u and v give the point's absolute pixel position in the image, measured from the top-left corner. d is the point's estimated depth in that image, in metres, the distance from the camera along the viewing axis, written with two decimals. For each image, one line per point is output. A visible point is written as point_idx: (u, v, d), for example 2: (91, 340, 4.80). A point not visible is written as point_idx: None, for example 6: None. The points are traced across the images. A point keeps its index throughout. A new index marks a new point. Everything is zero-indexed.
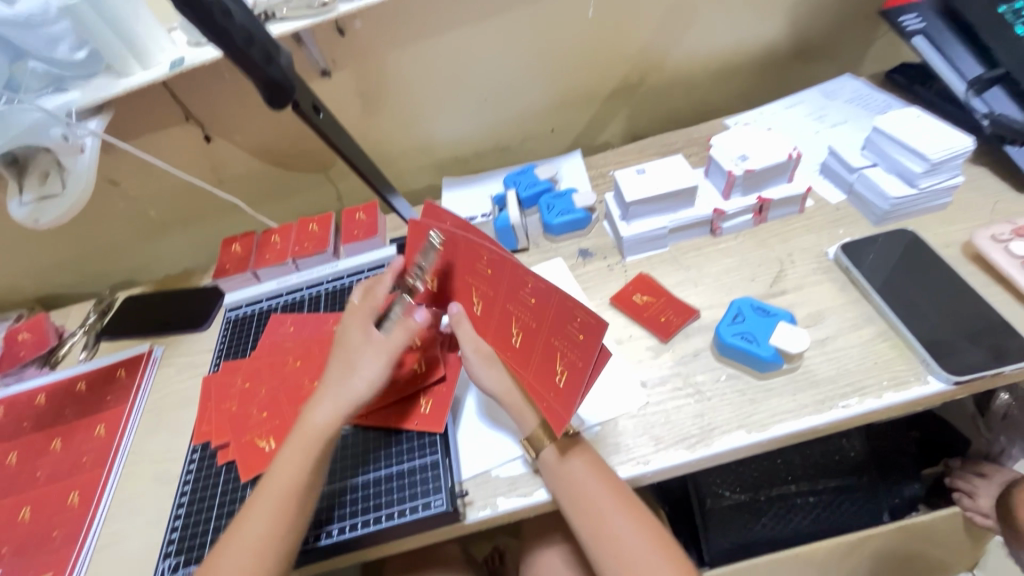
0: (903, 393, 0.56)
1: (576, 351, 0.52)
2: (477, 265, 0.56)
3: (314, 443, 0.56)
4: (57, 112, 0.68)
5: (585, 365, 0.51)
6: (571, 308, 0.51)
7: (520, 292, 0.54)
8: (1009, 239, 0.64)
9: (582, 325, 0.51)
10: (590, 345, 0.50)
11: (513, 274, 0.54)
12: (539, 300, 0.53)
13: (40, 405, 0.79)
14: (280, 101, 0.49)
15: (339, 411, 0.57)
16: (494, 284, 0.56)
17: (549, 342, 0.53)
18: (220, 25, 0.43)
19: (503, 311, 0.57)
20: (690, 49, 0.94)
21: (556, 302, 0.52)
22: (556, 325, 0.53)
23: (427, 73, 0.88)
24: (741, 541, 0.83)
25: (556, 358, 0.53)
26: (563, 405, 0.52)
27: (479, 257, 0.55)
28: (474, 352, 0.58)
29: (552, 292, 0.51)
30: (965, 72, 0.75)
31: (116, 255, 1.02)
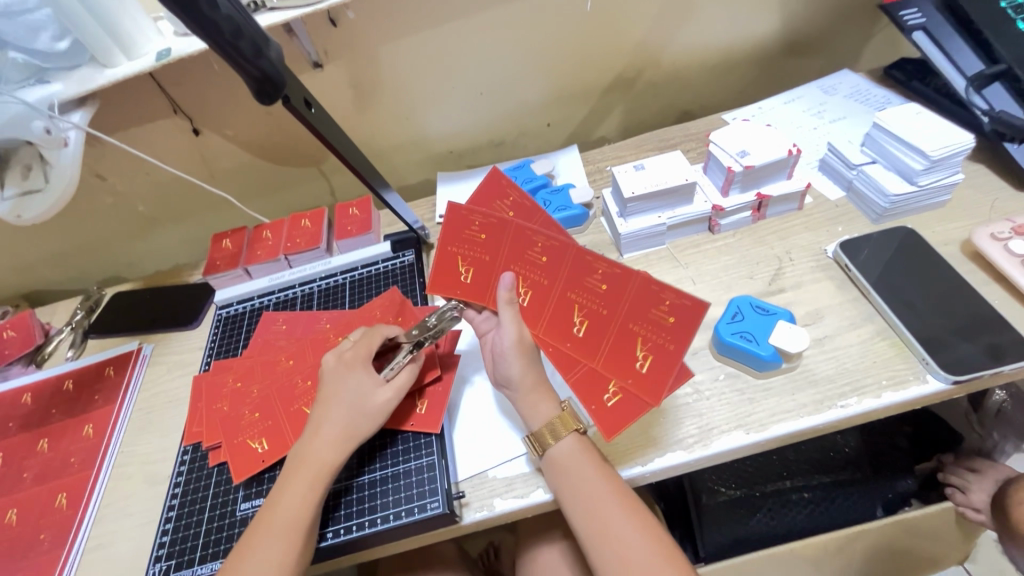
0: (902, 393, 0.56)
1: (665, 334, 0.53)
2: (529, 252, 0.56)
3: (322, 474, 0.54)
4: (39, 105, 0.65)
5: (675, 346, 0.53)
6: (656, 292, 0.52)
7: (588, 277, 0.54)
8: (1008, 237, 0.63)
9: (671, 308, 0.52)
10: (683, 327, 0.52)
11: (576, 259, 0.54)
12: (610, 285, 0.54)
13: (26, 404, 0.77)
14: (271, 95, 0.46)
15: (346, 448, 0.56)
16: (551, 272, 0.56)
17: (624, 328, 0.54)
18: (207, 16, 0.40)
19: (562, 299, 0.56)
20: (688, 43, 0.93)
21: (634, 287, 0.53)
22: (636, 309, 0.53)
23: (422, 65, 0.86)
24: (735, 536, 0.84)
25: (636, 341, 0.54)
26: (649, 391, 0.54)
27: (533, 242, 0.55)
28: (513, 343, 0.56)
29: (631, 275, 0.53)
30: (965, 68, 0.74)
31: (104, 250, 1.00)
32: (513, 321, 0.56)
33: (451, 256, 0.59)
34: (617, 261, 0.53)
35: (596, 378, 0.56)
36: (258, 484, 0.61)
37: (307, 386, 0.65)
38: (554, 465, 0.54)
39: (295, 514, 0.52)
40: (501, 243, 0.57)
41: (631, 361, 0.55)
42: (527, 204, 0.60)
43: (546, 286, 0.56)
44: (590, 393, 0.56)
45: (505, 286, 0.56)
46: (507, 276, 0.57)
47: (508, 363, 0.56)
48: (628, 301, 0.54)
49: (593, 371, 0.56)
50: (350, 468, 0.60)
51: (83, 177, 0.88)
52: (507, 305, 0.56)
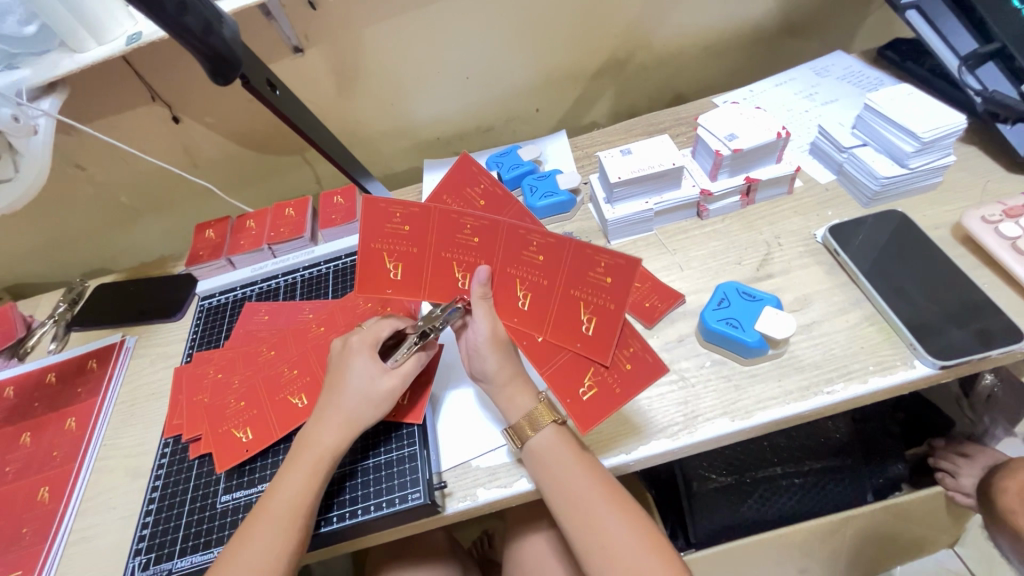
0: (890, 377, 0.56)
1: (605, 296, 0.52)
2: (459, 236, 0.54)
3: (322, 459, 0.54)
4: (7, 92, 0.64)
5: (615, 305, 0.52)
6: (589, 255, 0.50)
7: (524, 251, 0.53)
8: (999, 220, 0.62)
9: (608, 268, 0.50)
10: (620, 287, 0.51)
11: (509, 235, 0.52)
12: (547, 255, 0.52)
13: (8, 398, 0.76)
14: (226, 75, 0.44)
15: (349, 431, 0.55)
16: (486, 251, 0.54)
17: (567, 299, 0.53)
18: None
19: (503, 276, 0.55)
20: (679, 24, 0.91)
21: (568, 252, 0.51)
22: (575, 276, 0.52)
23: (405, 50, 0.84)
24: (727, 523, 0.83)
25: (579, 307, 0.53)
26: (623, 381, 0.54)
27: (461, 224, 0.53)
28: (487, 340, 0.55)
29: (565, 244, 0.51)
30: (959, 47, 0.73)
31: (88, 241, 0.98)
32: (488, 317, 0.55)
33: (376, 253, 0.56)
34: (548, 230, 0.51)
35: (568, 368, 0.55)
36: (239, 476, 0.60)
37: (293, 376, 0.64)
38: (534, 458, 0.53)
39: (294, 499, 0.52)
40: (428, 231, 0.54)
41: (586, 340, 0.54)
42: (497, 189, 0.57)
43: (486, 267, 0.55)
44: (564, 387, 0.55)
45: (479, 282, 0.55)
46: (481, 270, 0.54)
47: (484, 359, 0.55)
48: (568, 270, 0.52)
49: (566, 361, 0.55)
50: (350, 455, 0.59)
51: (61, 167, 0.86)
52: (480, 301, 0.55)
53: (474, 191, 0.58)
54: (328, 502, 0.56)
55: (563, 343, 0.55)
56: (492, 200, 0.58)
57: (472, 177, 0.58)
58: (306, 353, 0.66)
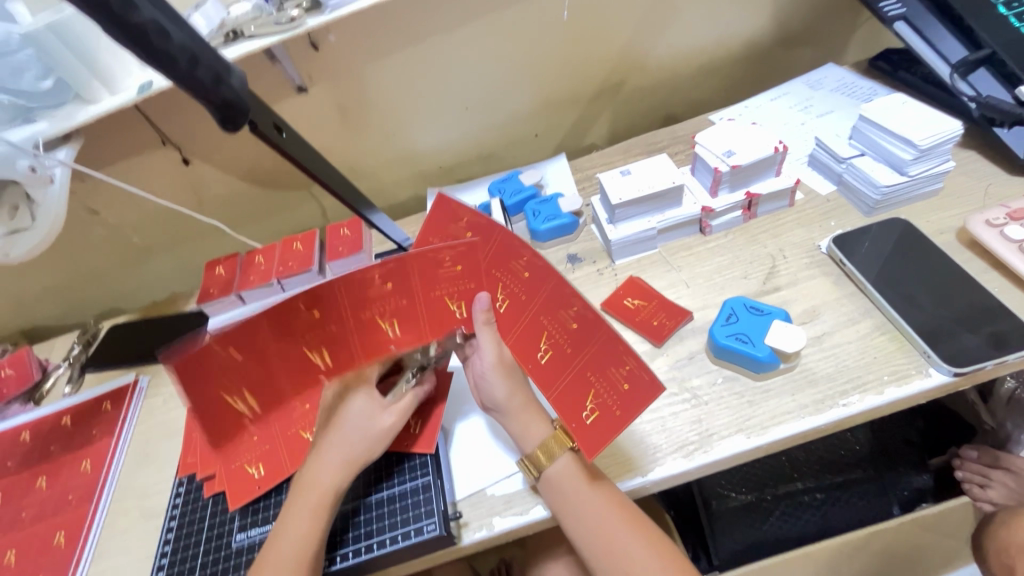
0: (905, 387, 0.55)
1: (520, 286, 0.54)
2: (441, 270, 0.55)
3: (324, 501, 0.53)
4: (23, 144, 0.66)
5: (527, 296, 0.54)
6: (513, 245, 0.52)
7: (514, 262, 0.53)
8: (1003, 223, 0.62)
9: (528, 264, 0.52)
10: (534, 281, 0.53)
11: (501, 244, 0.54)
12: (531, 272, 0.52)
13: (25, 443, 0.77)
14: (235, 121, 0.45)
15: (350, 471, 0.55)
16: (471, 274, 0.56)
17: (553, 315, 0.53)
18: (159, 47, 0.39)
19: (493, 292, 0.57)
20: (670, 45, 0.93)
21: (496, 238, 0.54)
22: (500, 263, 0.55)
23: (405, 85, 0.86)
24: (750, 541, 0.82)
25: (496, 288, 0.56)
26: (625, 404, 0.50)
27: (440, 258, 0.55)
28: (493, 364, 0.57)
29: (547, 270, 0.51)
30: (949, 55, 0.74)
31: (101, 283, 1.00)
32: (492, 343, 0.57)
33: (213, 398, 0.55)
34: (540, 252, 0.51)
35: (573, 390, 0.53)
36: (253, 513, 0.60)
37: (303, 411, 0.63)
38: (550, 484, 0.53)
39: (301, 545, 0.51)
40: (409, 282, 0.55)
41: (585, 358, 0.52)
42: (482, 220, 0.55)
43: (482, 292, 0.57)
44: (569, 413, 0.53)
45: (481, 306, 0.57)
46: (481, 295, 0.57)
47: (491, 384, 0.57)
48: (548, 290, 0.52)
49: (570, 384, 0.53)
50: (364, 487, 0.59)
51: (75, 212, 0.89)
52: (484, 326, 0.57)
53: (460, 225, 0.58)
54: (341, 537, 0.55)
55: (568, 364, 0.53)
56: (477, 230, 0.56)
57: (454, 211, 0.57)
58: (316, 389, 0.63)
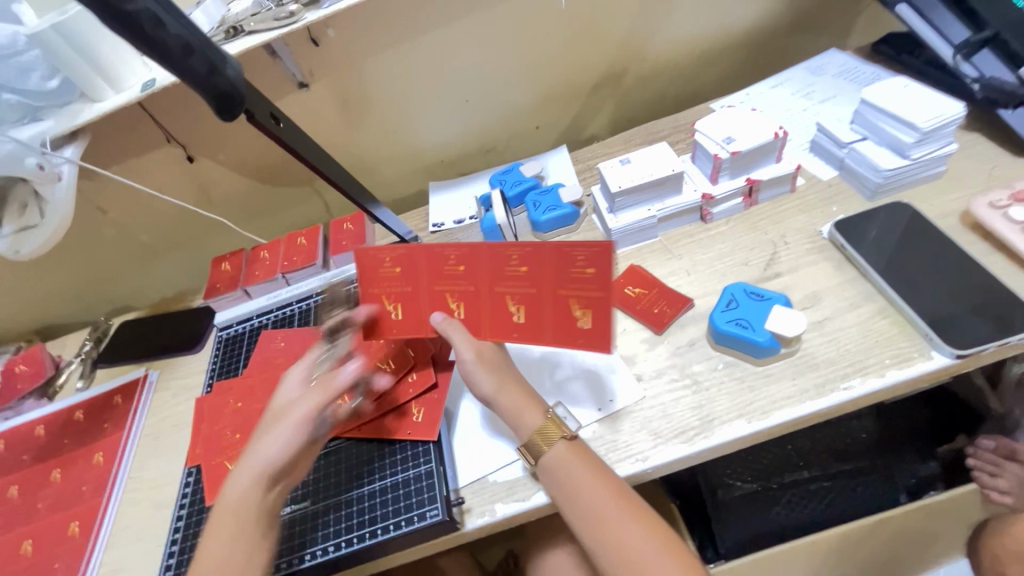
0: (906, 370, 0.55)
1: (461, 282, 0.58)
2: (384, 278, 0.59)
3: (259, 472, 0.52)
4: (31, 142, 0.67)
5: (474, 287, 0.58)
6: (436, 251, 0.57)
7: (444, 266, 0.57)
8: (1007, 205, 0.62)
9: (455, 258, 0.57)
10: (471, 268, 0.57)
11: (427, 255, 0.57)
12: (463, 262, 0.57)
13: (39, 437, 0.78)
14: (231, 111, 0.47)
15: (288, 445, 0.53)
16: (413, 280, 0.59)
17: (503, 279, 0.57)
18: (154, 39, 0.41)
19: (437, 297, 0.59)
20: (670, 35, 0.93)
21: (420, 256, 0.57)
22: (432, 273, 0.58)
23: (405, 79, 0.87)
24: (757, 531, 0.81)
25: (446, 299, 0.59)
26: (598, 285, 0.54)
27: (382, 265, 0.58)
28: (474, 361, 0.56)
29: (474, 247, 0.56)
30: (952, 36, 0.73)
31: (111, 281, 1.01)
32: (467, 342, 0.57)
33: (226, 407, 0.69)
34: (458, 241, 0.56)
35: (558, 321, 0.57)
36: None
37: None
38: (547, 472, 0.53)
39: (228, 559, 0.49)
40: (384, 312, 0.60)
41: (547, 284, 0.56)
42: (399, 248, 0.58)
43: (429, 307, 0.59)
44: (569, 339, 0.57)
45: (433, 317, 0.58)
46: (433, 312, 0.58)
47: (480, 381, 0.56)
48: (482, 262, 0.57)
49: (553, 319, 0.57)
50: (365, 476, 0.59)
51: (84, 211, 0.90)
52: (448, 327, 0.57)
53: (387, 266, 0.58)
54: (344, 525, 0.56)
55: (540, 303, 0.57)
56: (404, 261, 0.58)
57: (378, 259, 0.58)
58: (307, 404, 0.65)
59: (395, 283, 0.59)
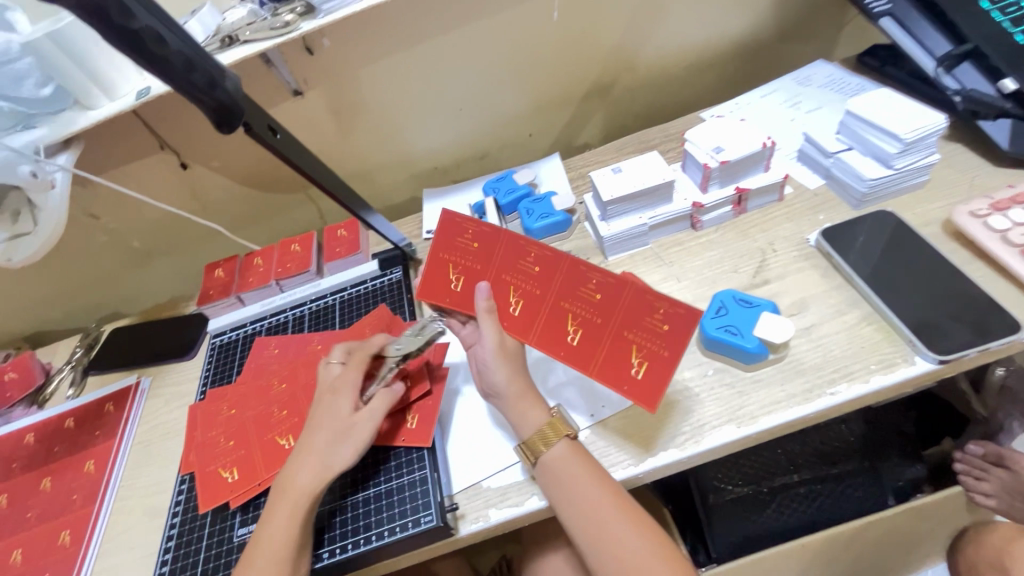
0: (892, 375, 0.56)
1: (533, 283, 0.58)
2: (461, 243, 0.61)
3: (299, 503, 0.54)
4: (25, 150, 0.67)
5: (542, 291, 0.58)
6: (521, 245, 0.58)
7: (522, 261, 0.58)
8: (987, 213, 0.63)
9: (537, 258, 0.58)
10: (546, 275, 0.57)
11: (509, 243, 0.59)
12: (542, 266, 0.58)
13: (29, 445, 0.78)
14: (230, 124, 0.48)
15: (323, 473, 0.55)
16: (483, 258, 0.60)
17: (573, 295, 0.57)
18: (156, 53, 0.42)
19: (499, 285, 0.59)
20: (661, 45, 0.94)
21: (502, 240, 0.59)
22: (504, 262, 0.59)
23: (399, 88, 0.88)
24: (746, 533, 0.82)
25: (509, 291, 0.59)
26: (666, 343, 0.53)
27: (463, 230, 0.60)
28: (495, 351, 0.57)
29: (561, 258, 0.56)
30: (933, 49, 0.75)
31: (102, 287, 1.01)
32: (494, 330, 0.58)
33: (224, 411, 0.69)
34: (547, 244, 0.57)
35: (613, 359, 0.55)
36: (253, 508, 0.60)
37: (283, 416, 0.65)
38: (546, 472, 0.54)
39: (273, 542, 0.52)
40: (439, 273, 0.62)
41: (614, 320, 0.55)
42: (486, 227, 0.60)
43: (483, 282, 0.59)
44: (617, 376, 0.55)
45: (482, 296, 0.59)
46: (482, 286, 0.59)
47: (493, 372, 0.57)
48: (562, 275, 0.57)
49: (608, 350, 0.56)
50: (362, 482, 0.59)
51: (76, 217, 0.90)
52: (485, 314, 0.58)
53: (465, 238, 0.61)
54: (340, 531, 0.57)
55: (599, 335, 0.56)
56: (483, 239, 0.60)
57: (461, 227, 0.60)
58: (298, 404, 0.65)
59: (467, 257, 0.61)
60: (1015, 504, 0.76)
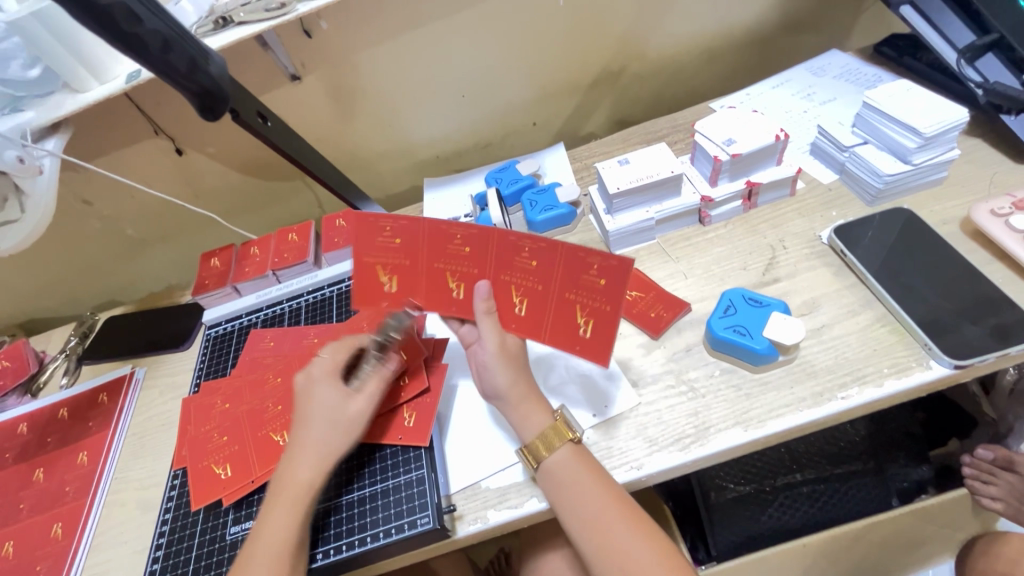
0: (905, 380, 0.54)
1: (466, 262, 0.56)
2: (382, 241, 0.58)
3: (301, 497, 0.53)
4: (11, 135, 0.65)
5: (478, 269, 0.56)
6: (444, 228, 0.55)
7: (450, 244, 0.56)
8: (1009, 213, 0.61)
9: (464, 238, 0.55)
10: (477, 252, 0.56)
11: (431, 229, 0.56)
12: (471, 245, 0.55)
13: (22, 435, 0.77)
14: (214, 109, 0.46)
15: (323, 465, 0.54)
16: (411, 251, 0.58)
17: (509, 265, 0.55)
18: (128, 31, 0.39)
19: (435, 273, 0.58)
20: (670, 32, 0.91)
21: (424, 229, 0.56)
22: (432, 249, 0.57)
23: (400, 74, 0.85)
24: (748, 533, 0.81)
25: (446, 277, 0.58)
26: (607, 298, 0.53)
27: (381, 228, 0.57)
28: (496, 352, 0.55)
29: (486, 231, 0.54)
30: (955, 40, 0.72)
31: (96, 274, 0.99)
32: (494, 331, 0.56)
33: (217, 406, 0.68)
34: (469, 221, 0.54)
35: (560, 323, 0.56)
36: (246, 506, 0.59)
37: (277, 412, 0.63)
38: (549, 476, 0.52)
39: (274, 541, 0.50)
40: (370, 279, 0.61)
41: (554, 285, 0.54)
42: (402, 220, 0.56)
43: (483, 281, 0.57)
44: (568, 339, 0.56)
45: (482, 296, 0.56)
46: (482, 284, 0.56)
47: (494, 373, 0.55)
48: (491, 249, 0.55)
49: (555, 315, 0.56)
50: (358, 480, 0.58)
51: (69, 204, 0.88)
52: (485, 315, 0.57)
53: (384, 235, 0.58)
54: (334, 530, 0.55)
55: (544, 301, 0.56)
56: (405, 233, 0.57)
57: (380, 226, 0.57)
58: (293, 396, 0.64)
59: (394, 255, 0.59)
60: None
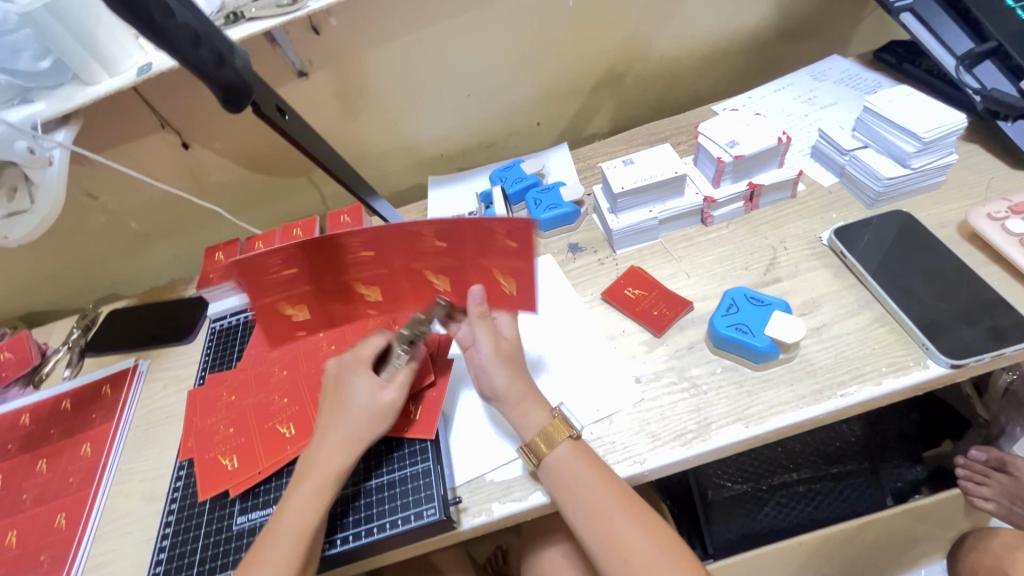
0: (903, 378, 0.55)
1: (372, 264, 0.56)
2: (272, 274, 0.56)
3: (328, 482, 0.53)
4: (21, 126, 0.65)
5: (387, 267, 0.57)
6: (339, 243, 0.53)
7: (351, 255, 0.55)
8: (1005, 217, 0.62)
9: (363, 244, 0.54)
10: (382, 251, 0.55)
11: (322, 250, 0.54)
12: (371, 248, 0.55)
13: (25, 426, 0.77)
14: (238, 102, 0.47)
15: (350, 455, 0.54)
16: (306, 275, 0.57)
17: (419, 252, 0.55)
18: (162, 26, 0.40)
19: (345, 283, 0.58)
20: (675, 36, 0.92)
21: (313, 255, 0.55)
22: (333, 266, 0.56)
23: (407, 73, 0.86)
24: (743, 531, 0.82)
25: (355, 284, 0.59)
26: (518, 256, 0.53)
27: (266, 267, 0.55)
28: (492, 354, 0.56)
29: (385, 232, 0.53)
30: (954, 47, 0.73)
31: (99, 267, 0.99)
32: (489, 335, 0.57)
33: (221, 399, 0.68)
34: (361, 229, 0.52)
35: (486, 289, 0.57)
36: (252, 497, 0.60)
37: (284, 404, 0.64)
38: (549, 471, 0.53)
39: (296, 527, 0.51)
40: (276, 308, 0.60)
41: (468, 258, 0.55)
42: (285, 253, 0.54)
43: (477, 286, 0.57)
44: (498, 300, 0.58)
45: (475, 300, 0.57)
46: (475, 289, 0.57)
47: (492, 376, 0.56)
48: (395, 244, 0.54)
49: (480, 284, 0.57)
50: (362, 472, 0.59)
51: (73, 196, 0.88)
52: (480, 320, 0.57)
53: (275, 272, 0.55)
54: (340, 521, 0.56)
55: (465, 273, 0.56)
56: (297, 262, 0.55)
57: (343, 245, 0.54)
58: (300, 383, 0.66)
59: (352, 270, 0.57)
60: (1016, 509, 0.76)
